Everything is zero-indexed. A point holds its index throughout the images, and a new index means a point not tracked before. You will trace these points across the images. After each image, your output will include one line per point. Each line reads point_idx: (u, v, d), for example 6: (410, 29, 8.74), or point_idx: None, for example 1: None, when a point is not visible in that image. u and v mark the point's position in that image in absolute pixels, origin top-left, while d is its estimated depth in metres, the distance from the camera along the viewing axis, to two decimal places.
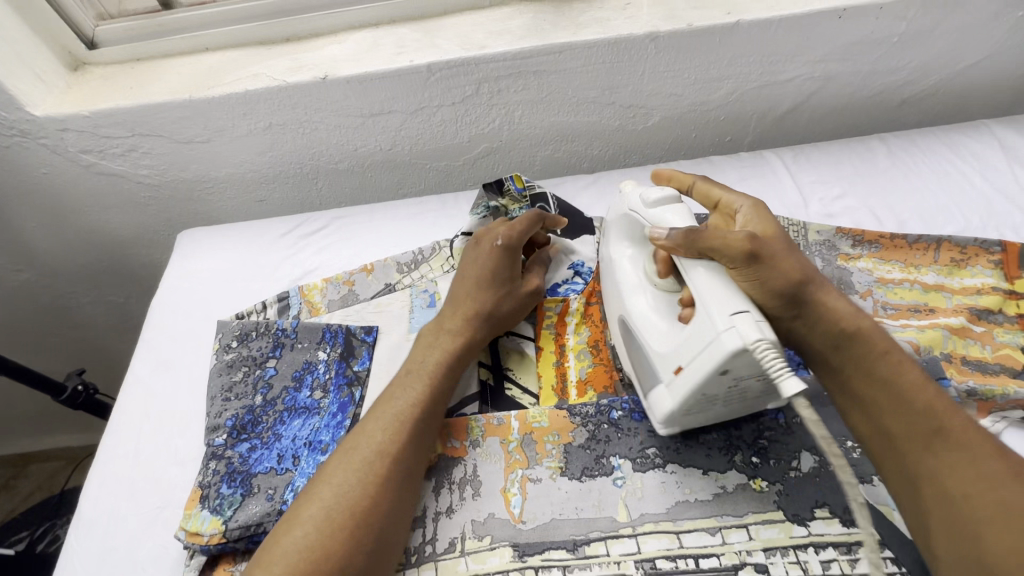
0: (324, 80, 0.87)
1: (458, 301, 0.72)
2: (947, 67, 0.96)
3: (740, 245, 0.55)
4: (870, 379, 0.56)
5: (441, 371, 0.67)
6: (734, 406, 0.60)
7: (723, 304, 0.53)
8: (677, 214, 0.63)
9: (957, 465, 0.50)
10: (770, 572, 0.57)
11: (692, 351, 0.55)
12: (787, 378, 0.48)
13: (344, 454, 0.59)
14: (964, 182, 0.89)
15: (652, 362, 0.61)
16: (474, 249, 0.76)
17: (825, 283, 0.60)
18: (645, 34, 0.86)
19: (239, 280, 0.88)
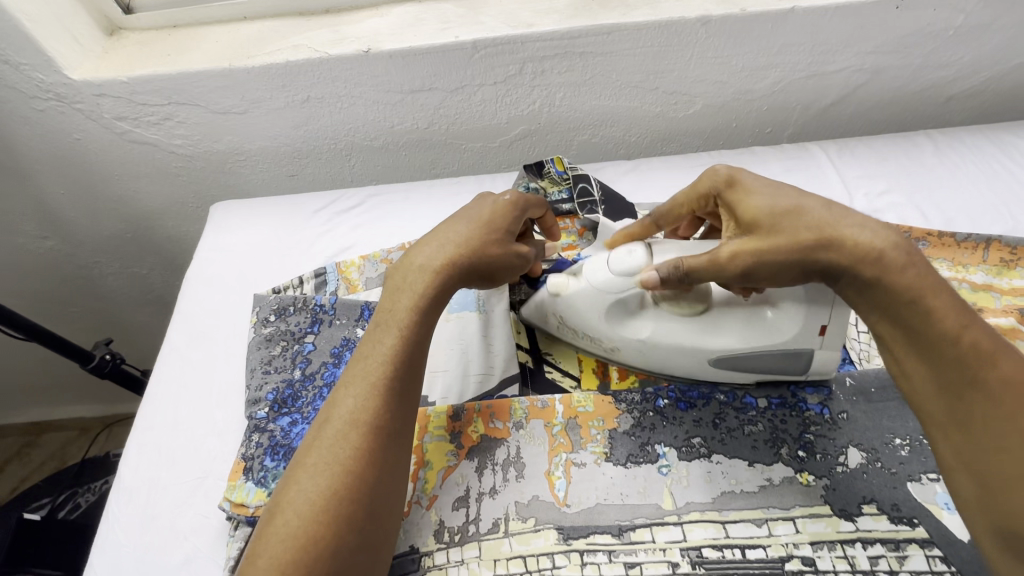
0: (367, 54, 0.86)
1: (449, 237, 0.64)
2: (999, 64, 0.94)
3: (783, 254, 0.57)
4: (900, 326, 0.53)
5: (417, 322, 0.60)
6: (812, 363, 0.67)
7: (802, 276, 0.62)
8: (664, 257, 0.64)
9: (1001, 426, 0.48)
10: (818, 566, 0.57)
11: (827, 308, 0.63)
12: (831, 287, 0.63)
13: (317, 433, 0.55)
14: (1012, 182, 0.88)
15: (790, 351, 0.65)
16: (475, 200, 0.69)
17: (842, 219, 0.56)
18: (697, 17, 0.84)
19: (274, 255, 0.87)
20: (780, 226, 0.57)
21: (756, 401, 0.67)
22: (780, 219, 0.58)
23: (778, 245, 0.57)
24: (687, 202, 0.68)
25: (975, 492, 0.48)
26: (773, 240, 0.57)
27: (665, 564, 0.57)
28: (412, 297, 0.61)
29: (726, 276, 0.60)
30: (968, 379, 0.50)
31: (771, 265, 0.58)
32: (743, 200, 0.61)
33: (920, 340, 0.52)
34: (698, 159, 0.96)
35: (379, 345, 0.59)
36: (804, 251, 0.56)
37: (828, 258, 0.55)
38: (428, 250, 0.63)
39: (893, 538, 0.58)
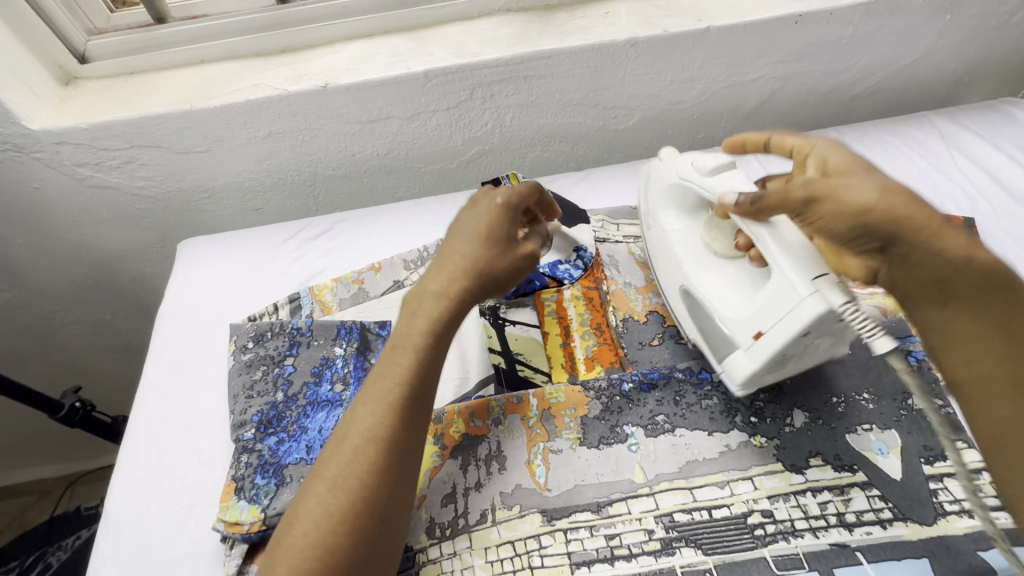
0: (325, 88, 0.90)
1: (451, 261, 0.65)
2: (889, 66, 1.08)
3: (848, 210, 0.55)
4: (977, 320, 0.54)
5: (430, 344, 0.62)
6: (802, 363, 0.67)
7: (803, 271, 0.59)
8: (736, 181, 0.68)
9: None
10: (776, 516, 0.63)
11: (776, 316, 0.62)
12: (878, 338, 0.54)
13: (338, 449, 0.58)
14: (912, 165, 1.00)
15: (727, 331, 0.68)
16: (469, 211, 0.70)
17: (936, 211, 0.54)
18: (626, 40, 0.93)
19: (246, 284, 0.89)
20: (883, 183, 0.55)
21: (711, 375, 0.74)
22: (870, 181, 0.56)
23: (857, 194, 0.55)
24: (798, 144, 0.66)
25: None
26: (854, 189, 0.55)
27: (641, 532, 0.62)
28: (426, 322, 0.62)
29: (790, 204, 0.59)
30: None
31: (834, 210, 0.55)
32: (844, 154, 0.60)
33: (993, 343, 0.53)
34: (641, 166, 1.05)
35: (397, 366, 0.61)
36: (876, 208, 0.54)
37: (888, 228, 0.53)
38: (434, 274, 0.65)
39: (837, 484, 0.65)
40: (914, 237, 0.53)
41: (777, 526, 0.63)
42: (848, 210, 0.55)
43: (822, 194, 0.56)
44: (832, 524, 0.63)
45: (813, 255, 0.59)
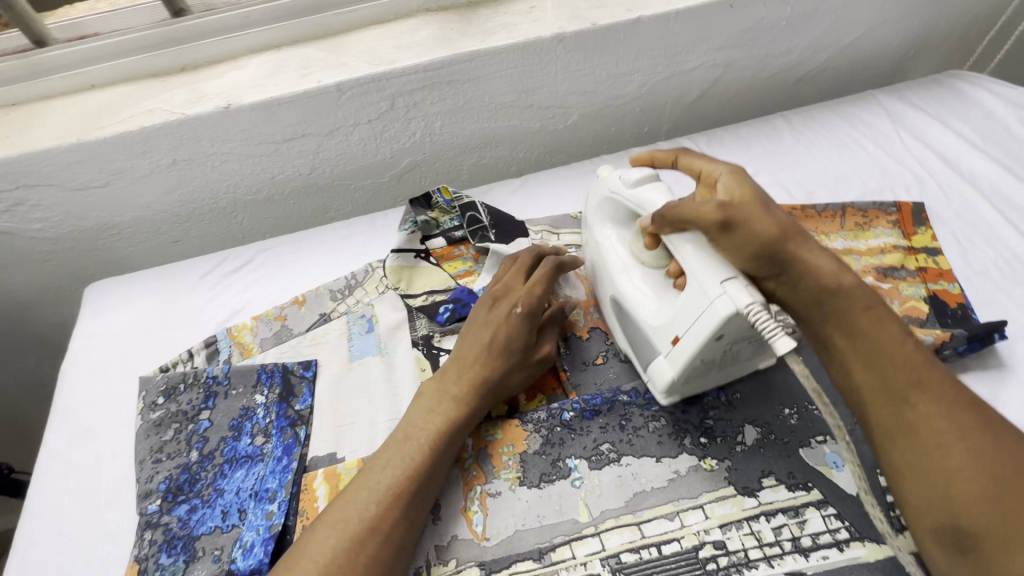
0: (227, 109, 0.83)
1: (469, 360, 0.67)
2: (833, 45, 1.03)
3: (756, 238, 0.55)
4: (852, 335, 0.56)
5: (443, 438, 0.62)
6: (728, 368, 0.64)
7: (711, 273, 0.56)
8: (658, 190, 0.66)
9: (937, 425, 0.52)
10: (728, 547, 0.59)
11: (688, 320, 0.58)
12: (779, 338, 0.50)
13: (332, 529, 0.55)
14: (859, 149, 0.96)
15: (648, 335, 0.65)
16: (489, 309, 0.71)
17: (807, 236, 0.58)
18: (552, 36, 0.87)
19: (160, 330, 0.82)
20: (776, 212, 0.58)
21: None
22: (771, 210, 0.57)
23: (761, 227, 0.56)
24: (705, 167, 0.64)
25: (922, 495, 0.51)
26: (756, 219, 0.56)
27: None
28: (445, 418, 0.63)
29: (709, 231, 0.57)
30: (910, 381, 0.53)
31: (741, 240, 0.56)
32: (739, 180, 0.61)
33: (865, 348, 0.55)
34: (583, 168, 0.99)
35: (406, 453, 0.61)
36: (773, 237, 0.55)
37: (790, 252, 0.56)
38: (452, 368, 0.67)
39: (792, 505, 0.61)
40: (799, 257, 0.56)
41: (730, 557, 0.59)
42: (757, 239, 0.55)
43: (738, 221, 0.56)
44: (787, 550, 0.59)
45: (711, 254, 0.57)
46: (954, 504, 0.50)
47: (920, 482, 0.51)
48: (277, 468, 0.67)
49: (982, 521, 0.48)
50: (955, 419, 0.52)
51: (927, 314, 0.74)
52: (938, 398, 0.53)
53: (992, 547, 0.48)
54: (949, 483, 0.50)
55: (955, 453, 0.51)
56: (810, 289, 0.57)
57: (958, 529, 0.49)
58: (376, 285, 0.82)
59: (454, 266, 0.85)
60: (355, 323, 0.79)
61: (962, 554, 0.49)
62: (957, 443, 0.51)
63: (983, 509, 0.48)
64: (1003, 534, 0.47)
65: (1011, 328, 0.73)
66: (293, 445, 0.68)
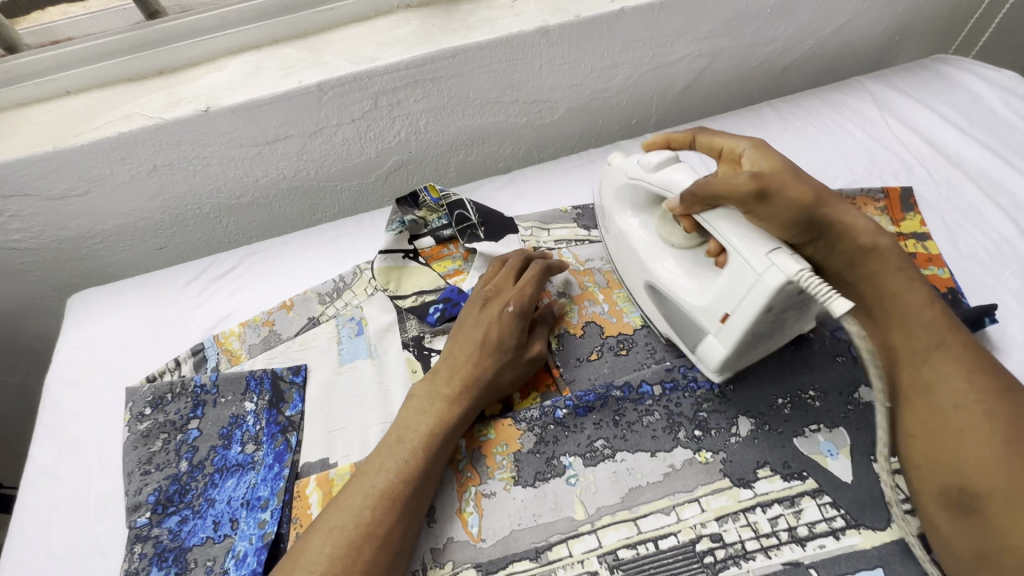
0: (207, 112, 0.81)
1: (461, 360, 0.66)
2: (818, 31, 1.03)
3: (802, 199, 0.57)
4: (881, 298, 0.58)
5: (436, 441, 0.62)
6: (773, 341, 0.65)
7: (757, 247, 0.56)
8: (682, 172, 0.65)
9: (956, 387, 0.53)
10: (725, 539, 0.59)
11: (737, 297, 0.58)
12: (834, 299, 0.50)
13: (326, 536, 0.55)
14: (847, 136, 0.96)
15: (695, 318, 0.64)
16: (480, 309, 0.70)
17: (837, 199, 0.59)
18: (535, 29, 0.86)
19: (146, 339, 0.81)
20: (811, 178, 0.60)
21: (652, 388, 0.69)
22: (804, 175, 0.59)
23: (799, 188, 0.57)
24: (725, 142, 0.67)
25: (927, 452, 0.53)
26: (795, 182, 0.58)
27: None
28: (436, 420, 0.63)
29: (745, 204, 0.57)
30: (934, 343, 0.55)
31: (785, 207, 0.56)
32: (765, 153, 0.63)
33: (900, 315, 0.57)
34: (570, 162, 0.98)
35: (398, 458, 0.60)
36: (812, 201, 0.57)
37: (830, 216, 0.58)
38: (443, 367, 0.67)
39: (788, 495, 0.61)
40: (835, 221, 0.58)
41: (727, 550, 0.59)
42: (797, 204, 0.57)
43: (774, 186, 0.57)
44: (783, 540, 0.59)
45: (757, 231, 0.57)
46: (959, 465, 0.51)
47: (927, 439, 0.53)
48: (268, 476, 0.66)
49: (983, 481, 0.50)
50: (975, 384, 0.53)
51: None
52: (958, 360, 0.54)
53: (994, 506, 0.49)
54: (958, 442, 0.52)
55: (970, 416, 0.52)
56: (845, 251, 0.59)
57: (960, 489, 0.51)
58: (365, 287, 0.81)
59: (443, 266, 0.84)
60: (345, 326, 0.78)
61: (965, 517, 0.51)
62: (974, 406, 0.52)
63: (993, 474, 0.49)
64: (1005, 493, 0.49)
65: (1000, 311, 0.73)
66: (285, 452, 0.67)
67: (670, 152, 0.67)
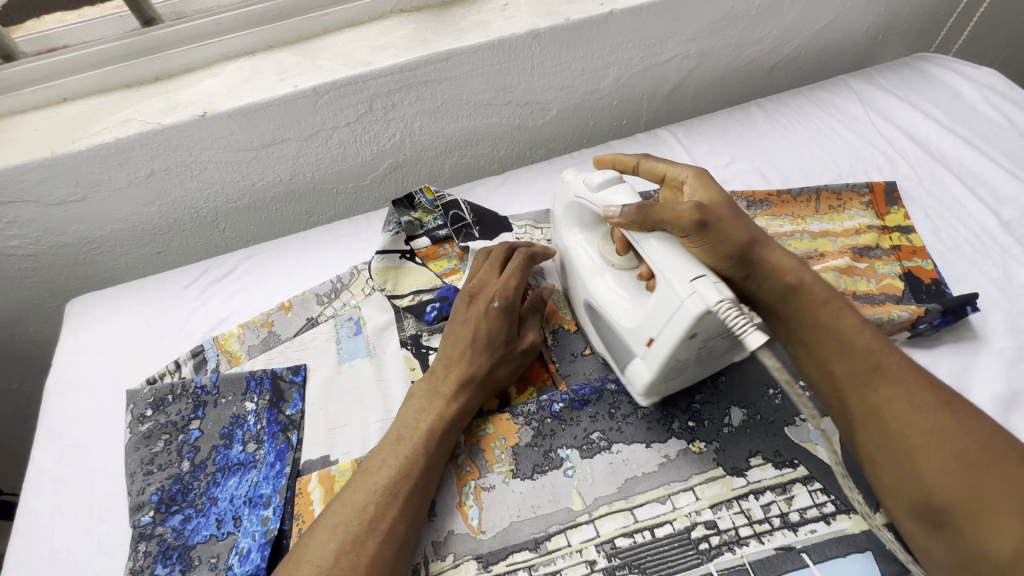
0: (204, 117, 0.82)
1: (452, 356, 0.68)
2: (802, 32, 1.05)
3: (739, 239, 0.59)
4: (816, 331, 0.59)
5: (436, 438, 0.63)
6: (706, 363, 0.63)
7: (683, 272, 0.55)
8: (620, 193, 0.65)
9: (902, 409, 0.53)
10: (719, 526, 0.60)
11: (661, 321, 0.57)
12: (750, 333, 0.50)
13: (332, 531, 0.56)
14: (832, 133, 0.98)
15: (625, 338, 0.64)
16: (467, 306, 0.71)
17: (769, 240, 0.61)
18: (526, 32, 0.88)
19: (147, 342, 0.82)
20: (746, 218, 0.61)
21: None
22: (741, 212, 0.62)
23: (738, 226, 0.59)
24: (667, 169, 0.68)
25: (891, 473, 0.53)
26: (735, 221, 0.60)
27: (583, 564, 0.59)
28: (435, 417, 0.64)
29: (688, 234, 0.58)
30: (869, 367, 0.55)
31: (721, 239, 0.58)
32: (708, 187, 0.64)
33: (832, 344, 0.58)
34: (563, 162, 1.00)
35: (396, 457, 0.61)
36: (747, 241, 0.59)
37: (765, 257, 0.60)
38: (436, 365, 0.68)
39: (779, 482, 0.63)
40: (765, 259, 0.60)
41: (722, 536, 0.60)
42: (733, 241, 0.59)
43: (713, 221, 0.58)
44: (776, 526, 0.60)
45: (687, 257, 0.57)
46: (922, 482, 0.50)
47: (888, 462, 0.53)
48: (270, 474, 0.67)
49: (948, 497, 0.49)
50: (918, 401, 0.53)
51: (903, 290, 0.76)
52: (897, 380, 0.54)
53: (964, 520, 0.48)
54: (915, 463, 0.51)
55: (921, 436, 0.51)
56: (775, 288, 0.60)
57: (928, 504, 0.50)
58: (362, 287, 0.83)
59: (439, 265, 0.86)
60: (343, 325, 0.79)
61: (939, 531, 0.50)
62: (923, 425, 0.52)
63: (956, 488, 0.49)
64: (970, 504, 0.48)
65: (982, 300, 0.75)
66: (286, 450, 0.68)
67: (612, 171, 0.68)
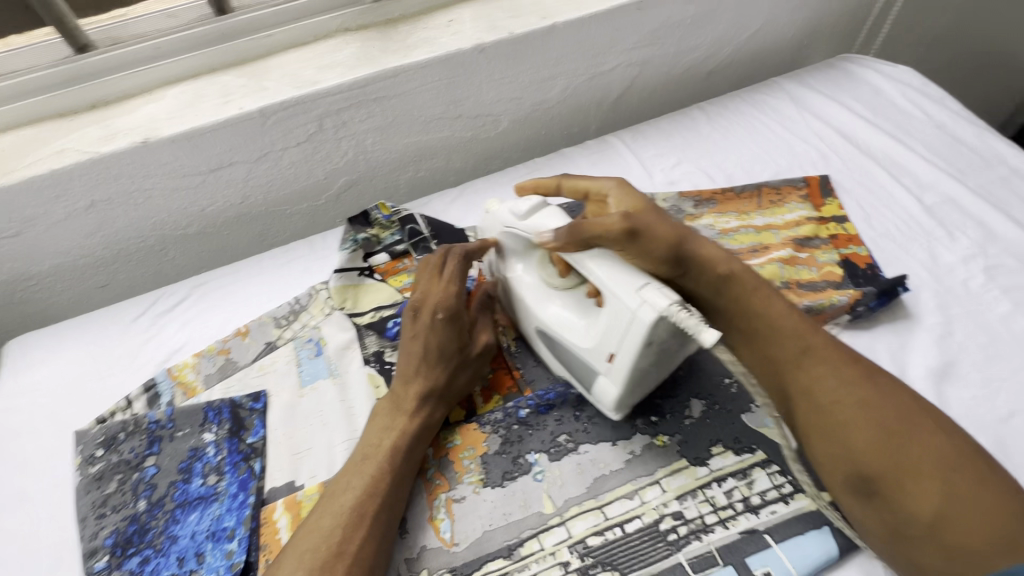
0: (146, 144, 0.80)
1: (406, 371, 0.66)
2: (735, 38, 1.11)
3: (668, 237, 0.61)
4: (753, 319, 0.63)
5: (401, 455, 0.62)
6: (665, 367, 0.64)
7: (629, 284, 0.56)
8: (551, 216, 0.67)
9: (830, 386, 0.58)
10: (686, 516, 0.62)
11: (617, 337, 0.58)
12: (704, 330, 0.52)
13: (298, 557, 0.55)
14: (769, 132, 1.03)
15: (583, 358, 0.65)
16: (412, 320, 0.68)
17: (698, 236, 0.65)
18: (472, 47, 0.90)
19: (94, 380, 0.78)
20: (669, 218, 0.63)
21: None
22: (662, 211, 0.64)
23: (666, 229, 0.61)
24: (589, 185, 0.70)
25: (824, 447, 0.57)
26: (662, 224, 0.62)
27: (557, 566, 0.59)
28: (398, 434, 0.63)
29: (622, 245, 0.59)
30: (800, 349, 0.60)
31: (653, 244, 0.60)
32: (625, 201, 0.67)
33: (761, 330, 0.62)
34: (517, 172, 1.02)
35: (362, 477, 0.60)
36: (676, 240, 0.62)
37: (693, 253, 0.63)
38: (396, 382, 0.66)
39: (740, 468, 0.65)
40: (696, 254, 0.63)
41: (689, 526, 0.61)
42: (663, 243, 0.61)
43: (642, 228, 0.60)
44: (739, 511, 0.62)
45: (628, 268, 0.58)
46: (854, 452, 0.55)
47: (822, 435, 0.57)
48: (233, 506, 0.65)
49: (875, 463, 0.53)
50: (843, 378, 0.58)
51: (843, 276, 0.80)
52: (826, 361, 0.59)
53: (889, 486, 0.53)
54: (847, 432, 0.55)
55: (852, 408, 0.56)
56: (710, 280, 0.63)
57: (858, 475, 0.54)
58: (321, 307, 0.81)
59: (399, 280, 0.85)
60: (303, 347, 0.78)
61: (868, 499, 0.54)
62: (849, 399, 0.57)
63: (883, 456, 0.53)
64: (895, 470, 0.53)
65: (912, 281, 0.81)
66: (249, 479, 0.66)
67: (535, 196, 0.70)
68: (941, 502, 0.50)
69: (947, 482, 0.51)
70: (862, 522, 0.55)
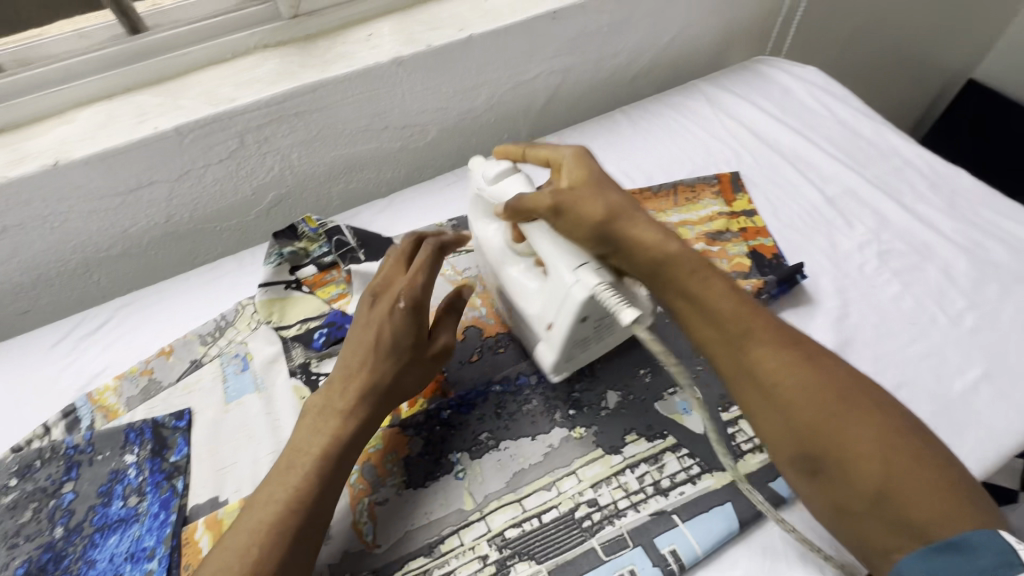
0: (56, 166, 0.79)
1: (355, 360, 0.65)
2: (654, 44, 1.16)
3: (602, 215, 0.62)
4: (691, 299, 0.61)
5: (330, 461, 0.60)
6: (609, 336, 0.70)
7: (569, 260, 0.61)
8: (515, 185, 0.68)
9: (774, 368, 0.57)
10: (600, 503, 0.65)
11: (556, 306, 0.63)
12: (624, 309, 0.56)
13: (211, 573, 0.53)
14: (685, 132, 1.09)
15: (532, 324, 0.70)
16: (370, 307, 0.68)
17: (636, 215, 0.64)
18: (390, 60, 0.91)
19: (10, 408, 0.76)
20: (609, 196, 0.64)
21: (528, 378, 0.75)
22: (606, 189, 0.65)
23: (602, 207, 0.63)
24: (549, 153, 0.69)
25: (772, 429, 0.56)
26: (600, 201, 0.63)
27: (476, 560, 0.61)
28: (329, 436, 0.61)
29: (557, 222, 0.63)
30: (741, 330, 0.59)
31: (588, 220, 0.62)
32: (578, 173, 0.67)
33: (706, 312, 0.60)
34: (446, 179, 1.04)
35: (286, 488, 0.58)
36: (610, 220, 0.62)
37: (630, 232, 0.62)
38: (341, 364, 0.66)
39: (652, 453, 0.69)
40: (629, 234, 0.62)
41: (602, 512, 0.64)
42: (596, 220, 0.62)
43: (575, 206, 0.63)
44: (650, 494, 0.65)
45: (571, 248, 0.62)
46: (799, 432, 0.54)
47: (768, 416, 0.56)
48: (154, 525, 0.65)
49: (817, 443, 0.53)
50: (786, 359, 0.57)
51: (750, 266, 0.85)
52: (768, 342, 0.58)
53: (832, 465, 0.53)
54: (789, 413, 0.55)
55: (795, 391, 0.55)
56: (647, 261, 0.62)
57: (804, 454, 0.54)
58: (248, 322, 0.82)
59: (326, 292, 0.86)
60: (229, 363, 0.78)
61: (813, 476, 0.54)
62: (792, 380, 0.56)
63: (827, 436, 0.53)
64: (838, 449, 0.52)
65: (813, 268, 0.86)
66: (171, 498, 0.66)
67: (506, 162, 0.71)
68: (883, 479, 0.50)
69: (887, 459, 0.51)
70: (809, 498, 0.56)
